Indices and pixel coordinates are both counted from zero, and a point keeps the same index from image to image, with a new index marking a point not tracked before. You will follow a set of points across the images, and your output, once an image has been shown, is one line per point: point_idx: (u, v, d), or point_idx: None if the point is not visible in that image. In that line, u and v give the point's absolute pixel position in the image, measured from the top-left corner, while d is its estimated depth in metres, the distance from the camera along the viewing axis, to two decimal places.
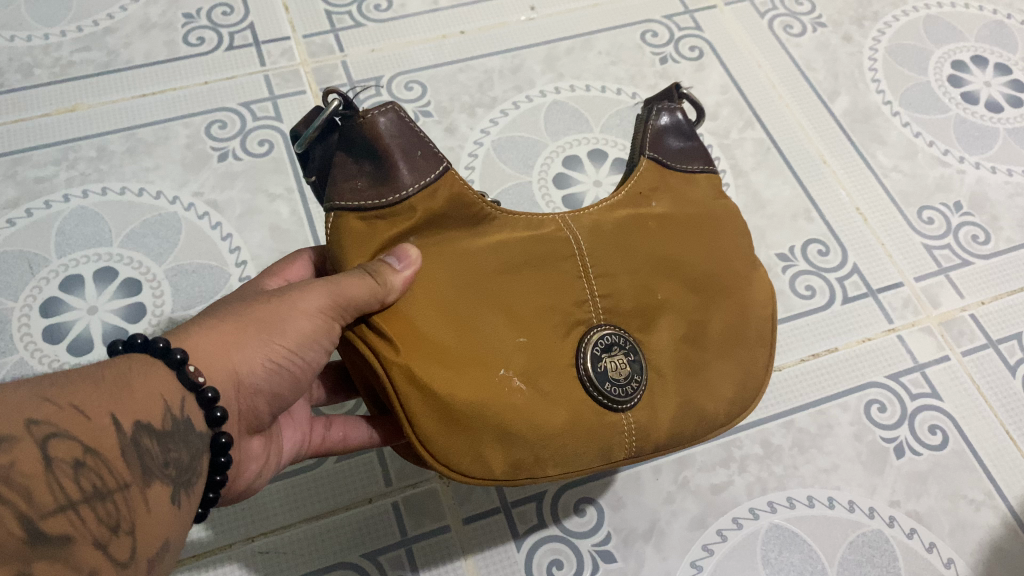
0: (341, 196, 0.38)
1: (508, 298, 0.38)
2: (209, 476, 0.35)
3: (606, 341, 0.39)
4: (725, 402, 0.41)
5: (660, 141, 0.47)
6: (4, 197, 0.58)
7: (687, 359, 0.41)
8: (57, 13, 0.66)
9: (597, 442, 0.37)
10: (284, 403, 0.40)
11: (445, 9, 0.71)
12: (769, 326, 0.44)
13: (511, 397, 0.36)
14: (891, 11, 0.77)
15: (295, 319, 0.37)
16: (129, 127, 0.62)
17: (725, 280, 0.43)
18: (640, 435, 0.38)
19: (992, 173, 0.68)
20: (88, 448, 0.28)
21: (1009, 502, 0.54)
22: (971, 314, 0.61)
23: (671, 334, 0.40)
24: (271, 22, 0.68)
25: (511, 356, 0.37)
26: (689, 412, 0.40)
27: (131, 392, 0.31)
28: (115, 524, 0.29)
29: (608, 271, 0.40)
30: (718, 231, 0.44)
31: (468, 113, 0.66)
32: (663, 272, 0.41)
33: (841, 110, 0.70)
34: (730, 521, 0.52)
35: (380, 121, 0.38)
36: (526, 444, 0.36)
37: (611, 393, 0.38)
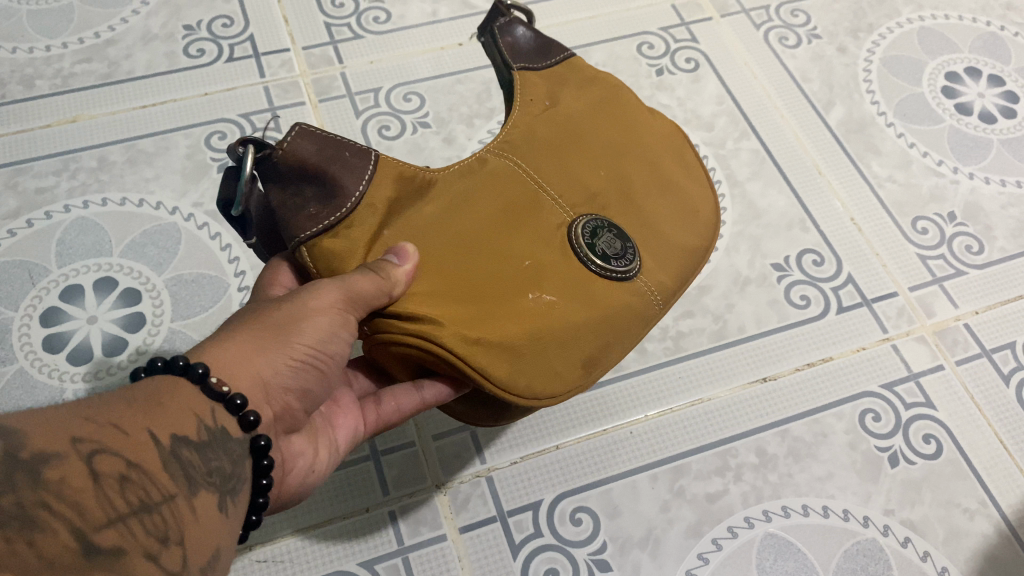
0: (302, 229, 0.38)
1: (486, 237, 0.39)
2: (256, 481, 0.36)
3: (591, 229, 0.41)
4: (700, 226, 0.46)
5: (517, 52, 0.48)
6: (4, 207, 0.59)
7: (658, 209, 0.44)
8: (58, 25, 0.67)
9: (629, 310, 0.41)
10: (316, 397, 0.40)
11: (444, 22, 0.72)
12: (686, 152, 0.49)
13: (545, 308, 0.39)
14: (886, 23, 0.78)
15: (310, 318, 0.37)
16: (129, 138, 0.63)
17: (639, 135, 0.47)
18: (654, 286, 0.42)
19: (986, 183, 0.69)
20: (130, 462, 0.28)
21: (1003, 511, 0.54)
22: (965, 324, 0.61)
23: (639, 207, 0.44)
24: (271, 34, 0.69)
25: (517, 279, 0.39)
26: (680, 249, 0.44)
27: (165, 408, 0.32)
28: (164, 535, 0.28)
29: (552, 175, 0.43)
30: (615, 101, 0.48)
31: (466, 123, 0.66)
32: (601, 158, 0.44)
33: (836, 121, 0.71)
34: (725, 530, 0.52)
35: (300, 145, 0.38)
36: (578, 338, 0.39)
37: (619, 267, 0.41)
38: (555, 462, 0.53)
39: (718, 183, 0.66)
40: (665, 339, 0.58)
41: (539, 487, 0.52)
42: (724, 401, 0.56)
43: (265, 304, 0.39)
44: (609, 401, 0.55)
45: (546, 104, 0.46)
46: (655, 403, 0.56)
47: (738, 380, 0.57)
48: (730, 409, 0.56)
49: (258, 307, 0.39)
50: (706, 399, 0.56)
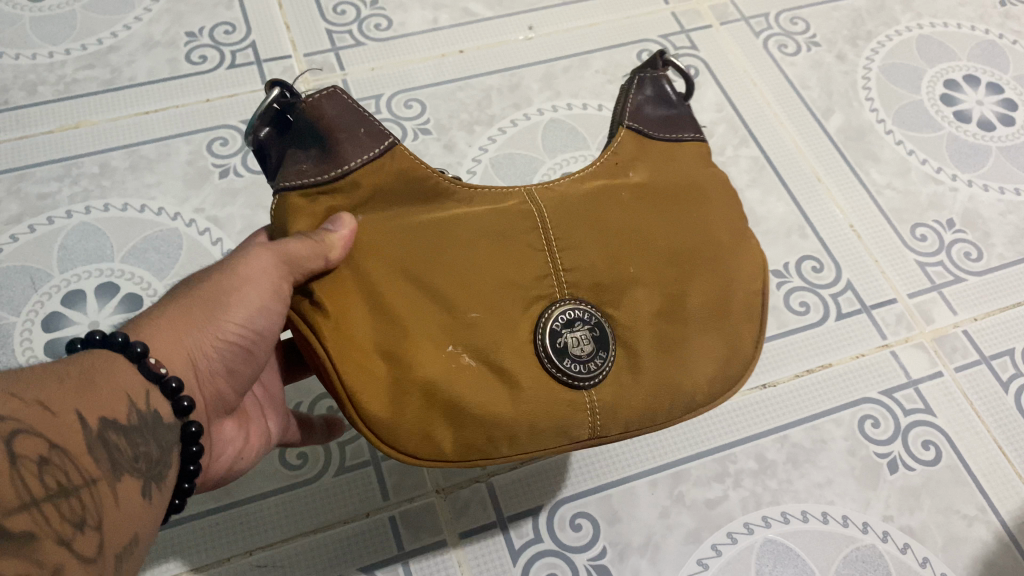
0: (287, 177, 0.38)
1: (462, 272, 0.37)
2: (183, 467, 0.36)
3: (569, 316, 0.37)
4: (704, 379, 0.39)
5: (641, 111, 0.44)
6: (7, 213, 0.59)
7: (665, 335, 0.39)
8: (62, 32, 0.67)
9: (557, 421, 0.36)
10: (245, 379, 0.41)
11: (445, 29, 0.72)
12: (759, 298, 0.42)
13: (459, 373, 0.36)
14: (884, 31, 0.78)
15: (242, 295, 0.38)
16: (131, 143, 0.63)
17: (704, 249, 0.41)
18: (602, 414, 0.37)
19: (985, 191, 0.69)
20: (53, 444, 0.28)
21: (1002, 517, 0.55)
22: (964, 330, 0.62)
23: (640, 312, 0.38)
24: (273, 41, 0.69)
25: (465, 336, 0.36)
26: (665, 391, 0.38)
27: (97, 390, 0.31)
28: (80, 521, 0.28)
29: (574, 245, 0.38)
30: (708, 206, 0.42)
31: (467, 130, 0.67)
32: (634, 245, 0.39)
33: (835, 128, 0.71)
34: (725, 536, 0.52)
35: (322, 105, 0.37)
36: (479, 421, 0.35)
37: (570, 369, 0.37)
38: (556, 468, 0.53)
39: None
40: None
41: (538, 493, 0.52)
42: (726, 406, 0.56)
43: (207, 274, 0.40)
44: None
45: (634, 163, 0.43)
46: None
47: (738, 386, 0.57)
48: (729, 415, 0.56)
49: (192, 280, 0.39)
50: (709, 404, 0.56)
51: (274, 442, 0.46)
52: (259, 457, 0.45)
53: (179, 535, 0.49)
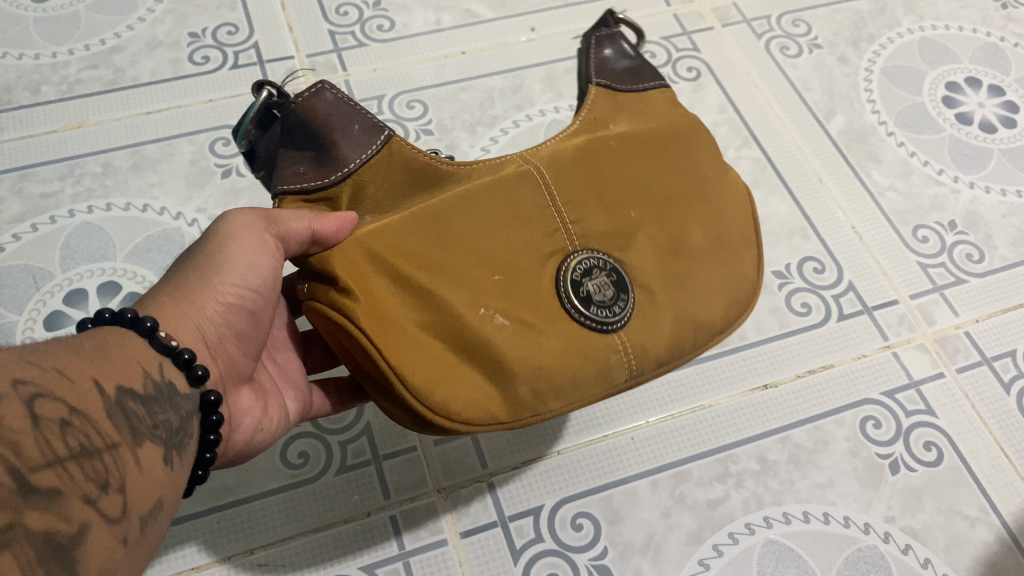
0: (285, 180, 0.41)
1: (475, 236, 0.38)
2: (203, 437, 0.36)
3: (586, 265, 0.39)
4: (716, 307, 0.42)
5: (604, 69, 0.49)
6: (10, 212, 0.59)
7: (674, 272, 0.41)
8: (65, 32, 0.68)
9: (596, 365, 0.38)
10: (254, 344, 0.42)
11: (447, 30, 0.72)
12: (747, 226, 0.45)
13: (493, 329, 0.37)
14: (886, 33, 0.78)
15: (239, 256, 0.39)
16: (134, 143, 0.63)
17: (690, 184, 0.43)
18: (637, 352, 0.39)
19: (986, 193, 0.69)
20: (72, 408, 0.29)
21: (1003, 519, 0.54)
22: (966, 332, 0.62)
23: (648, 257, 0.41)
24: (276, 42, 0.69)
25: (488, 293, 0.37)
26: (686, 322, 0.41)
27: (112, 359, 0.32)
28: (104, 482, 0.29)
29: (577, 196, 0.40)
30: (689, 146, 0.45)
31: (469, 131, 0.67)
32: (630, 193, 0.41)
33: (837, 130, 0.71)
34: (726, 536, 0.52)
35: (311, 103, 0.41)
36: (520, 371, 0.37)
37: (598, 314, 0.38)
38: (565, 458, 0.53)
39: None
40: None
41: (540, 492, 0.52)
42: (726, 406, 0.56)
43: (195, 250, 0.40)
44: (620, 403, 0.56)
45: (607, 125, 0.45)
46: (658, 408, 0.56)
47: (738, 388, 0.57)
48: (733, 414, 0.56)
49: (186, 258, 0.40)
50: (708, 405, 0.56)
51: (291, 421, 0.46)
52: (278, 433, 0.44)
53: (179, 534, 0.49)
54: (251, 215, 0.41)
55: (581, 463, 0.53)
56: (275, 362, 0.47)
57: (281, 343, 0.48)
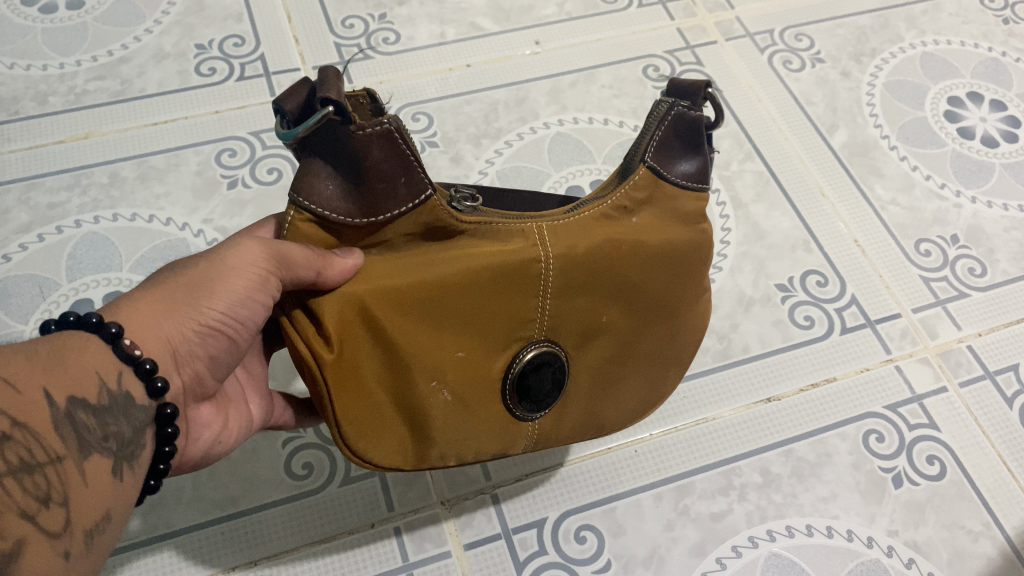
0: (307, 197, 0.35)
1: (459, 315, 0.37)
2: (158, 448, 0.36)
3: (541, 358, 0.39)
4: (620, 412, 0.44)
5: (666, 148, 0.43)
6: (17, 222, 0.59)
7: (603, 375, 0.42)
8: (73, 43, 0.68)
9: (496, 451, 0.40)
10: (226, 364, 0.41)
11: (452, 43, 0.73)
12: (692, 349, 0.46)
13: (434, 404, 0.37)
14: (888, 48, 0.79)
15: (226, 279, 0.38)
16: (141, 154, 0.63)
17: (669, 303, 0.43)
18: (536, 439, 0.41)
19: (988, 207, 0.69)
20: (16, 421, 0.29)
21: (1006, 533, 0.54)
22: (968, 345, 0.62)
23: (590, 359, 0.41)
24: (282, 53, 0.70)
25: (445, 372, 0.37)
26: (586, 421, 0.43)
27: (66, 369, 0.32)
28: (44, 497, 0.29)
29: (570, 291, 0.39)
30: (692, 263, 0.44)
31: (474, 143, 0.67)
32: (616, 296, 0.41)
33: (839, 144, 0.72)
34: (730, 550, 0.52)
35: (372, 143, 0.35)
36: (437, 446, 0.38)
37: (524, 408, 0.39)
38: (547, 483, 0.53)
39: (721, 205, 0.66)
40: None
41: (542, 505, 0.52)
42: (731, 420, 0.57)
43: (188, 260, 0.40)
44: None
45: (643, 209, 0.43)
46: (661, 423, 0.56)
47: (743, 402, 0.57)
48: (732, 432, 0.56)
49: (178, 266, 0.40)
50: (713, 418, 0.56)
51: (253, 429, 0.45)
52: (237, 443, 0.44)
53: (185, 546, 0.49)
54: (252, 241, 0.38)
55: (571, 486, 0.53)
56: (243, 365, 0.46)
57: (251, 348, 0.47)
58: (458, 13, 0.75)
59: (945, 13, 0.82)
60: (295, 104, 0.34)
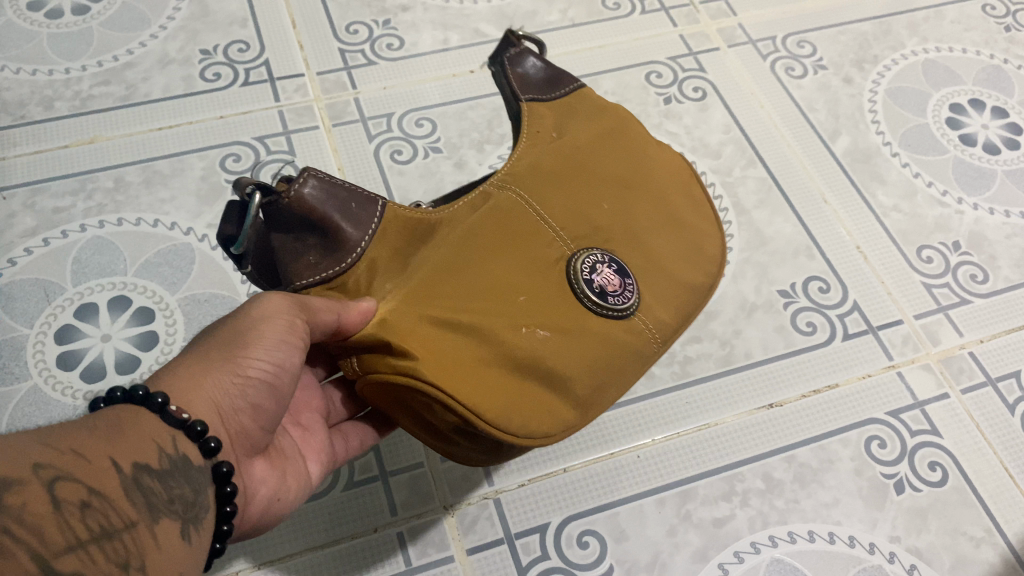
0: (300, 275, 0.40)
1: (477, 267, 0.39)
2: (219, 508, 0.36)
3: (591, 262, 0.41)
4: (706, 268, 0.45)
5: (524, 79, 0.48)
6: (22, 226, 0.60)
7: (667, 248, 0.44)
8: (78, 48, 0.68)
9: (625, 347, 0.40)
10: (272, 415, 0.41)
11: (455, 49, 0.73)
12: (701, 195, 0.48)
13: (523, 336, 0.38)
14: (890, 55, 0.79)
15: (257, 328, 0.39)
16: (146, 158, 0.64)
17: (645, 171, 0.46)
18: (656, 322, 0.42)
19: (990, 214, 0.69)
20: (92, 489, 0.29)
21: (1008, 539, 0.55)
22: (970, 352, 0.62)
23: (646, 246, 0.43)
24: (286, 59, 0.70)
25: (509, 313, 0.38)
26: (685, 287, 0.43)
27: (130, 437, 0.32)
28: (124, 562, 0.29)
29: (556, 205, 0.42)
30: (623, 129, 0.48)
31: (477, 149, 0.67)
32: (604, 193, 0.43)
33: (841, 150, 0.72)
34: (732, 555, 0.52)
35: (305, 193, 0.38)
36: (563, 369, 0.38)
37: (619, 301, 0.40)
38: (551, 488, 0.53)
39: (724, 211, 0.67)
40: (673, 364, 0.59)
41: (545, 511, 0.52)
42: (733, 426, 0.57)
43: (220, 323, 0.40)
44: (616, 427, 0.56)
45: (554, 134, 0.46)
46: (664, 427, 0.56)
47: (746, 406, 0.57)
48: (735, 436, 0.56)
49: (211, 329, 0.40)
50: (715, 425, 0.56)
51: (311, 487, 0.45)
52: (298, 498, 0.44)
53: None
54: (278, 294, 0.39)
55: (578, 491, 0.53)
56: (299, 422, 0.47)
57: (305, 403, 0.48)
58: (462, 19, 0.75)
59: (947, 20, 0.82)
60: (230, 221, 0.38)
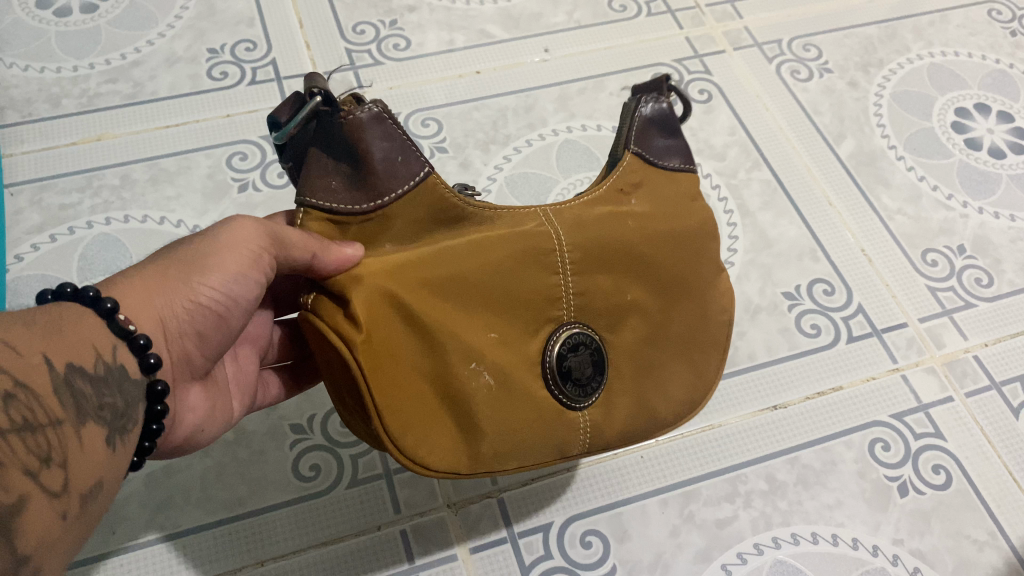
0: (314, 192, 0.39)
1: (482, 291, 0.38)
2: (146, 426, 0.36)
3: (574, 340, 0.39)
4: (675, 404, 0.42)
5: (645, 136, 0.46)
6: (29, 222, 0.60)
7: (645, 360, 0.42)
8: (86, 46, 0.69)
9: (553, 441, 0.38)
10: (217, 347, 0.41)
11: (461, 50, 0.73)
12: (725, 331, 0.45)
13: (476, 381, 0.37)
14: (896, 59, 0.79)
15: (220, 257, 0.39)
16: (154, 156, 0.64)
17: (690, 279, 0.43)
18: (593, 433, 0.39)
19: (995, 218, 0.70)
20: (19, 382, 0.28)
21: (1011, 542, 0.54)
22: (974, 355, 0.62)
23: (629, 348, 0.41)
24: (293, 58, 0.70)
25: (480, 347, 0.37)
26: (642, 413, 0.41)
27: (64, 336, 0.32)
28: (47, 457, 0.29)
29: (587, 269, 0.40)
30: (703, 234, 0.45)
31: (483, 149, 0.68)
32: (636, 269, 0.41)
33: (847, 153, 0.72)
34: (735, 556, 0.52)
35: (364, 121, 0.39)
36: (488, 435, 0.37)
37: (571, 392, 0.39)
38: (552, 486, 0.53)
39: (729, 213, 0.67)
40: None
41: (548, 510, 0.52)
42: (737, 428, 0.57)
43: (186, 239, 0.40)
44: None
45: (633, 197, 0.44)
46: (670, 427, 0.56)
47: (750, 408, 0.57)
48: (732, 438, 0.56)
49: (176, 244, 0.40)
50: (719, 426, 0.56)
51: (235, 420, 0.45)
52: (221, 432, 0.44)
53: (196, 540, 0.49)
54: (249, 222, 0.40)
55: (579, 490, 0.53)
56: (237, 355, 0.47)
57: (249, 338, 0.48)
58: (467, 20, 0.75)
59: (952, 24, 0.82)
60: (285, 114, 0.39)
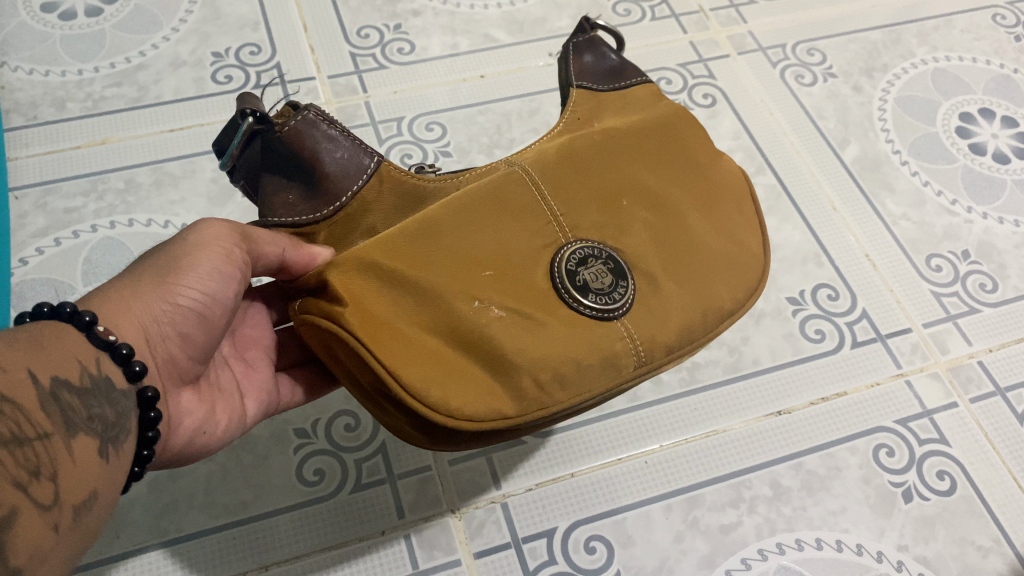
0: (275, 212, 0.41)
1: (466, 243, 0.38)
2: (141, 434, 0.36)
3: (581, 254, 0.39)
4: (726, 296, 0.42)
5: (588, 71, 0.49)
6: (34, 226, 0.60)
7: (677, 261, 0.41)
8: (91, 50, 0.69)
9: (603, 353, 0.37)
10: (202, 347, 0.41)
11: (465, 54, 0.73)
12: (744, 219, 0.45)
13: (486, 319, 0.36)
14: (901, 63, 0.79)
15: (193, 256, 0.39)
16: (158, 160, 0.64)
17: (684, 186, 0.44)
18: (645, 337, 0.38)
19: (1000, 223, 0.69)
20: (4, 396, 0.28)
21: (1016, 549, 0.54)
22: (979, 361, 0.62)
23: (655, 251, 0.41)
24: (297, 62, 0.70)
25: (476, 286, 0.37)
26: (693, 308, 0.40)
27: (48, 352, 0.32)
28: (36, 470, 0.28)
29: (567, 195, 0.40)
30: (678, 139, 0.46)
31: (487, 154, 0.68)
32: (620, 187, 0.42)
33: (851, 158, 0.72)
34: (739, 562, 0.52)
35: (301, 130, 0.40)
36: (523, 365, 0.36)
37: (598, 302, 0.38)
38: (559, 489, 0.53)
39: None
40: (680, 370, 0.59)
41: (554, 515, 0.52)
42: (742, 432, 0.57)
43: (160, 248, 0.40)
44: (618, 426, 0.56)
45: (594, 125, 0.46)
46: (671, 433, 0.56)
47: (753, 412, 0.57)
48: (737, 442, 0.56)
49: (150, 254, 0.40)
50: (724, 431, 0.56)
51: (246, 424, 0.45)
52: (228, 434, 0.44)
53: (201, 546, 0.49)
54: (217, 223, 0.40)
55: (585, 491, 0.53)
56: (242, 362, 0.47)
57: (252, 342, 0.48)
58: (471, 24, 0.75)
59: (956, 29, 0.82)
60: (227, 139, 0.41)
